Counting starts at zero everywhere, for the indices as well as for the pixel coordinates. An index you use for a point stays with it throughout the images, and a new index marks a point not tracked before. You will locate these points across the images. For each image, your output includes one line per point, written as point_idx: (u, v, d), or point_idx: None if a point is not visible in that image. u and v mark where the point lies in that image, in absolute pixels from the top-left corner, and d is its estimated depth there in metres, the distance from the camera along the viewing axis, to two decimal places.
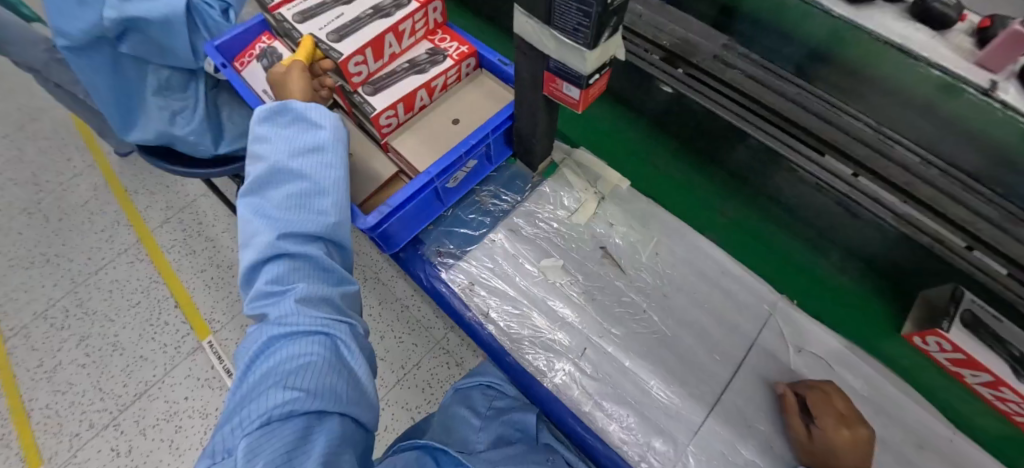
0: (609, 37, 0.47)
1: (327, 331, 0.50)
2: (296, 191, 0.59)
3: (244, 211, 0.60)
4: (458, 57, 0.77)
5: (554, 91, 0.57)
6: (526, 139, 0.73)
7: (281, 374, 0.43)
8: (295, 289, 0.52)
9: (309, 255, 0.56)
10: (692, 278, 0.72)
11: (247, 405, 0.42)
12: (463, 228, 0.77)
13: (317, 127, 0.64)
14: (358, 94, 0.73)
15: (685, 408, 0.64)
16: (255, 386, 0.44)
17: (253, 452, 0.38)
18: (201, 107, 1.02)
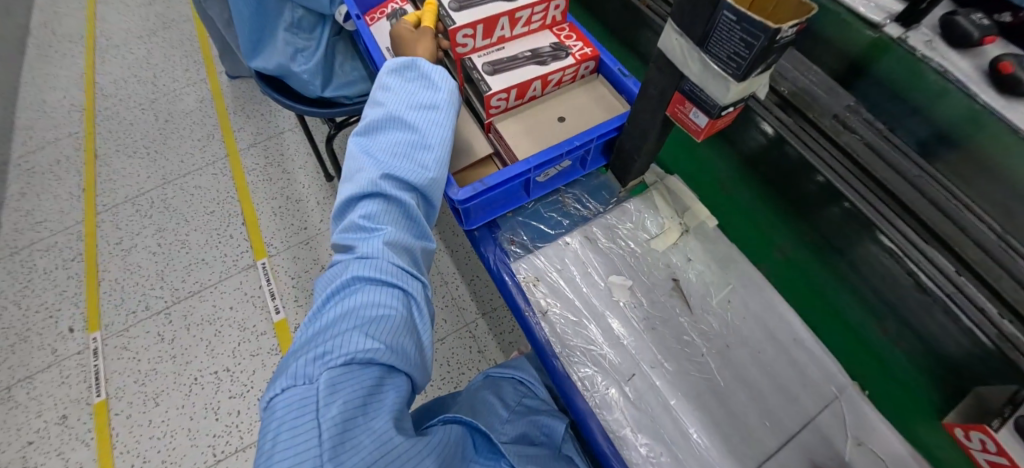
0: (759, 73, 0.45)
1: (407, 289, 0.52)
2: (404, 141, 0.62)
3: (352, 147, 0.64)
4: (580, 57, 0.77)
5: (678, 114, 0.57)
6: (627, 155, 0.73)
7: (364, 321, 0.47)
8: (385, 231, 0.54)
9: (404, 203, 0.58)
10: (759, 335, 0.70)
11: (330, 340, 0.45)
12: (540, 223, 0.78)
13: (435, 88, 0.67)
14: (476, 70, 0.75)
15: (721, 463, 0.62)
16: (336, 322, 0.47)
17: (335, 388, 0.41)
18: (320, 50, 1.09)
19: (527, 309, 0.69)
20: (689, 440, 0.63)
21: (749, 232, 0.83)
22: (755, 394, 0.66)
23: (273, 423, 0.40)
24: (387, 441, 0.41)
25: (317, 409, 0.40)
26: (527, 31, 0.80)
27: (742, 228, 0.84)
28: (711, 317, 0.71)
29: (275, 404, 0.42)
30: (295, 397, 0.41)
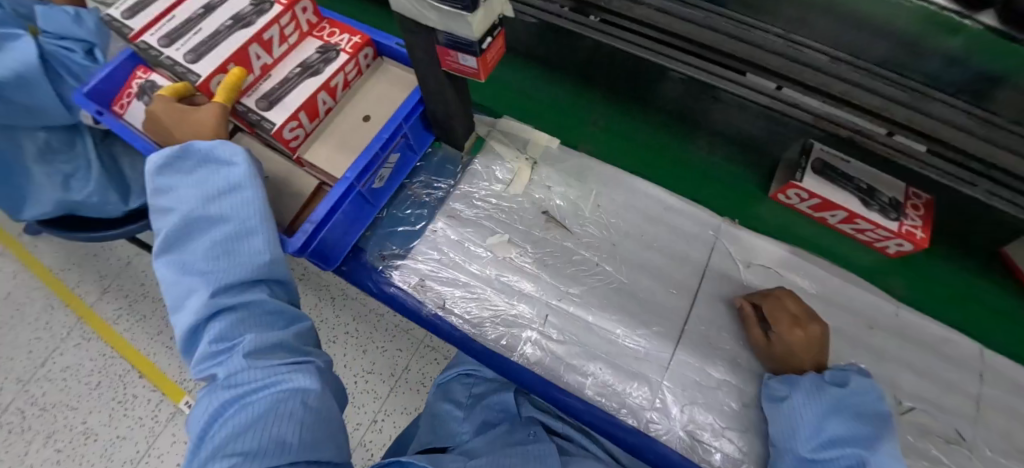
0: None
1: (278, 382, 0.47)
2: (224, 241, 0.54)
3: (164, 272, 0.55)
4: (352, 49, 0.72)
5: (452, 65, 0.55)
6: (443, 122, 0.72)
7: (226, 442, 0.42)
8: (241, 343, 0.49)
9: (250, 303, 0.52)
10: (638, 221, 0.72)
11: None
12: (403, 225, 0.76)
13: (230, 165, 0.59)
14: (253, 112, 0.68)
15: (655, 348, 0.65)
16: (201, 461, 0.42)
17: None
18: (95, 162, 0.81)
19: (427, 311, 0.69)
20: (621, 347, 0.65)
21: (571, 123, 0.82)
22: (656, 274, 0.69)
23: None
24: None
25: None
26: (289, 47, 0.73)
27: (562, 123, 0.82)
28: (593, 227, 0.72)
29: None
30: None
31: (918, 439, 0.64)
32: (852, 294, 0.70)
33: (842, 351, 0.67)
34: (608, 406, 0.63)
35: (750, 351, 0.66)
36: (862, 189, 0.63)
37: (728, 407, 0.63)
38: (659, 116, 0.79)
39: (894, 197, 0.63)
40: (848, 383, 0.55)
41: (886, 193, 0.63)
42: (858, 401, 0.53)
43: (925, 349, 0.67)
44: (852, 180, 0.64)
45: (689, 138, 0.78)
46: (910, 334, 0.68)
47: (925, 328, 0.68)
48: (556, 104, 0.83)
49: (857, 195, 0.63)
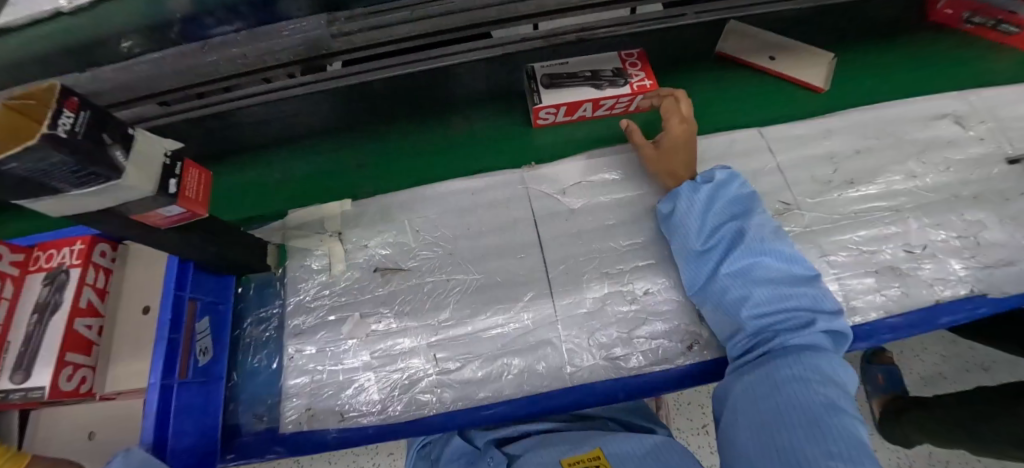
0: (131, 152, 0.42)
1: None
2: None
3: None
4: (81, 259, 0.64)
5: (166, 221, 0.52)
6: (222, 261, 0.67)
7: None
8: None
9: None
10: (456, 220, 0.73)
11: None
12: (260, 374, 0.70)
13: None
14: (11, 392, 0.58)
15: (537, 312, 0.67)
16: None
17: None
18: None
19: (333, 434, 0.64)
20: (511, 333, 0.66)
21: (342, 183, 0.79)
22: (499, 252, 0.71)
23: None
24: None
25: None
26: (10, 302, 0.63)
27: (328, 188, 0.79)
28: (424, 252, 0.72)
29: None
30: None
31: None
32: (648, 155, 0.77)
33: None
34: (533, 387, 0.63)
35: (608, 257, 0.70)
36: (588, 77, 0.73)
37: (620, 313, 0.66)
38: (410, 126, 0.82)
39: (610, 70, 0.73)
40: (716, 178, 0.64)
41: (603, 69, 0.73)
42: (725, 190, 0.63)
43: (723, 160, 0.77)
44: (575, 76, 0.73)
45: (444, 128, 0.81)
46: (705, 154, 0.77)
47: (712, 145, 0.78)
48: (315, 175, 0.80)
49: (586, 84, 0.73)
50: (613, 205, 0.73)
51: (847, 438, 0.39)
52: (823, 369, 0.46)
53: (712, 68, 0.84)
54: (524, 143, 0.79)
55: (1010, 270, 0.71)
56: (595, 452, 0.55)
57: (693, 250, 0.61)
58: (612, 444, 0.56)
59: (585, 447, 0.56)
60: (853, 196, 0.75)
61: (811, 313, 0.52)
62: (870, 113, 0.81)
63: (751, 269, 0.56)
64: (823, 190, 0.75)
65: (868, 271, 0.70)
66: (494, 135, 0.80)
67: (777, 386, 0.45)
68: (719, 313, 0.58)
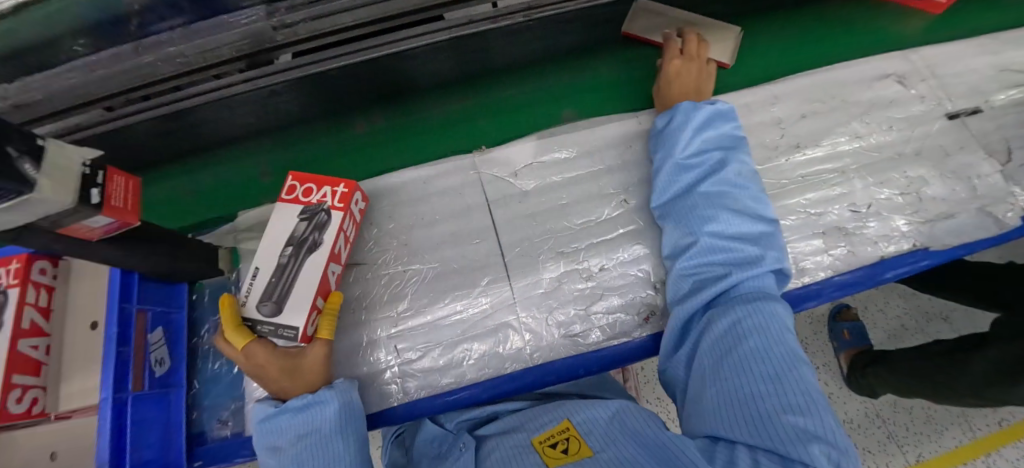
0: (42, 164, 0.41)
1: (314, 415, 0.55)
2: (300, 445, 0.53)
3: None
4: (16, 278, 0.61)
5: (96, 230, 0.50)
6: (168, 269, 0.65)
7: (279, 430, 0.55)
8: (297, 452, 0.53)
9: None
10: (410, 210, 0.73)
11: (271, 445, 0.55)
12: (223, 380, 0.70)
13: (319, 402, 0.55)
14: None
15: (494, 295, 0.67)
16: (277, 434, 0.55)
17: (272, 433, 0.55)
18: None
19: None
20: (470, 318, 0.67)
21: (247, 192, 0.83)
22: (454, 239, 0.71)
23: (264, 435, 0.55)
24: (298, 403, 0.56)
25: (265, 435, 0.56)
26: None
27: (237, 199, 0.83)
28: (379, 245, 0.71)
29: (265, 428, 0.56)
30: (266, 432, 0.56)
31: None
32: (599, 132, 0.77)
33: (622, 179, 0.73)
34: (493, 370, 0.64)
35: (562, 237, 0.70)
36: (298, 249, 0.62)
37: (577, 291, 0.67)
38: (316, 132, 0.86)
39: (301, 221, 0.63)
40: (704, 113, 0.66)
41: (311, 218, 0.63)
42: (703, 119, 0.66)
43: None
44: (285, 266, 0.61)
45: (345, 131, 0.86)
46: None
47: (660, 118, 0.78)
48: (224, 185, 0.84)
49: (310, 254, 0.62)
50: (565, 185, 0.73)
51: (799, 381, 0.43)
52: (777, 314, 0.49)
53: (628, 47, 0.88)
54: (419, 140, 0.85)
55: (948, 224, 0.74)
56: (564, 423, 0.54)
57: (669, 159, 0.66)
58: (580, 414, 0.55)
59: (555, 422, 0.55)
60: (800, 161, 0.77)
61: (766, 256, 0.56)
62: (814, 77, 0.82)
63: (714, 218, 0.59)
64: (771, 155, 0.76)
65: (815, 233, 0.72)
66: (391, 135, 0.86)
67: (736, 336, 0.48)
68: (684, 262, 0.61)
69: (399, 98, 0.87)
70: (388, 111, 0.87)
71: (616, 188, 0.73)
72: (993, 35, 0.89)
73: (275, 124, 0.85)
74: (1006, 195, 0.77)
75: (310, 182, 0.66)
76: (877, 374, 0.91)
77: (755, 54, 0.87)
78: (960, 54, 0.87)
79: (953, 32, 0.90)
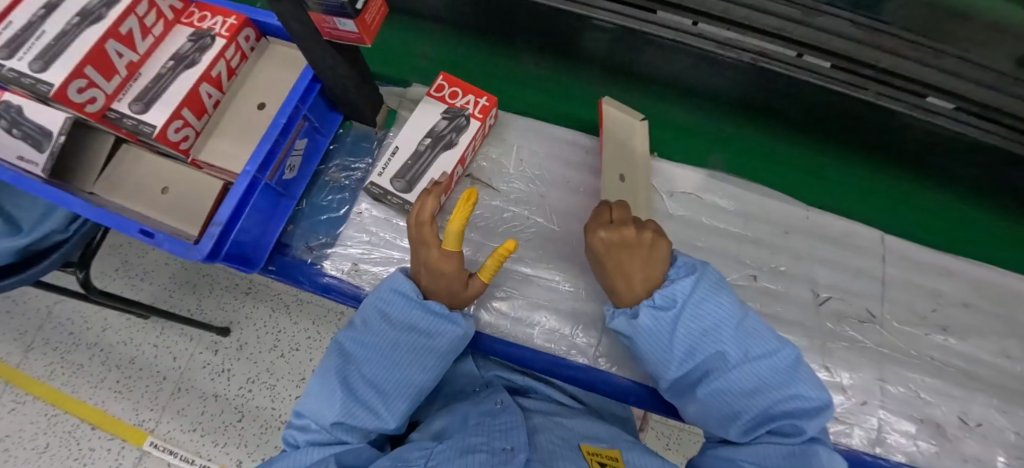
0: None
1: (436, 324, 0.55)
2: (405, 333, 0.55)
3: (324, 381, 0.52)
4: (229, 32, 0.66)
5: (333, 33, 0.53)
6: (343, 97, 0.68)
7: (404, 306, 0.56)
8: (403, 339, 0.54)
9: (398, 383, 0.53)
10: (561, 170, 0.73)
11: (388, 307, 0.57)
12: (325, 214, 0.74)
13: (449, 322, 0.55)
14: (129, 117, 0.62)
15: (593, 286, 0.67)
16: (400, 306, 0.56)
17: (397, 300, 0.57)
18: None
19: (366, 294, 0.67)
20: (562, 293, 0.67)
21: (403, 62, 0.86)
22: (585, 216, 0.71)
23: (389, 297, 0.57)
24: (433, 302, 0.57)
25: (391, 298, 0.57)
26: (157, 40, 0.66)
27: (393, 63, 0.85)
28: (517, 182, 0.72)
29: (394, 293, 0.57)
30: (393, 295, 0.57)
31: (835, 324, 0.70)
32: (765, 203, 0.74)
33: (762, 256, 0.71)
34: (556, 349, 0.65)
35: None
36: (436, 140, 0.64)
37: None
38: (490, 47, 0.85)
39: (443, 118, 0.65)
40: (692, 264, 0.52)
41: (455, 116, 0.66)
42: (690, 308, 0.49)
43: (831, 243, 0.74)
44: (421, 153, 0.64)
45: (514, 62, 0.85)
46: (818, 230, 0.74)
47: (828, 224, 0.75)
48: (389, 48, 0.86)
49: (444, 150, 0.64)
50: (708, 231, 0.71)
51: None
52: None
53: (817, 143, 0.81)
54: (567, 110, 0.82)
55: None
56: (617, 453, 0.46)
57: (657, 359, 0.50)
58: (634, 452, 0.47)
59: (606, 444, 0.48)
60: (938, 343, 0.72)
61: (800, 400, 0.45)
62: (1001, 276, 0.75)
63: (735, 370, 0.47)
64: (912, 321, 0.72)
65: (913, 416, 0.68)
66: (548, 86, 0.83)
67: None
68: (705, 421, 0.49)
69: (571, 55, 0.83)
70: (556, 62, 0.84)
71: (752, 261, 0.71)
72: None
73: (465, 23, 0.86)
74: None
75: (459, 86, 0.67)
76: None
77: (964, 222, 0.79)
78: None
79: None
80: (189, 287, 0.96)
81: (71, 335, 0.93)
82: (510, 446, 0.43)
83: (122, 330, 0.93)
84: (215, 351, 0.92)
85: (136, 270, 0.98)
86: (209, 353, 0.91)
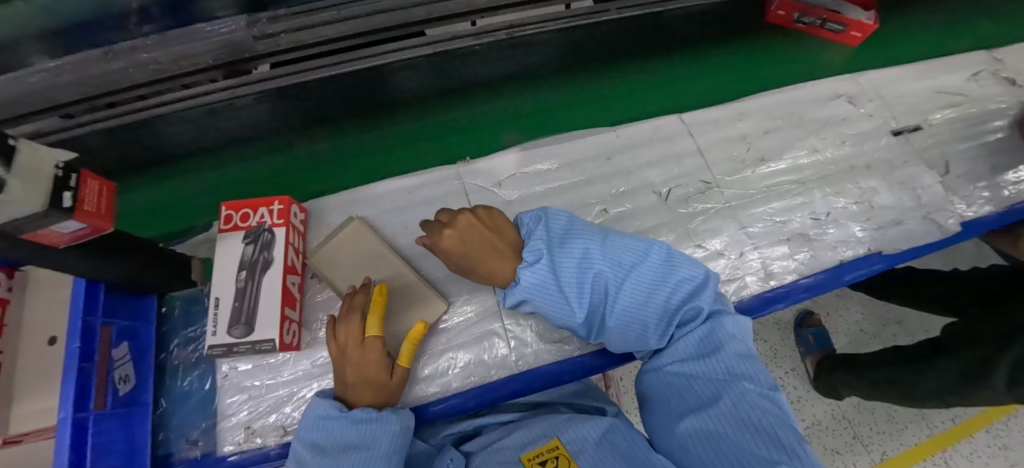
0: (10, 166, 0.38)
1: (373, 431, 0.52)
2: (344, 454, 0.49)
3: None
4: None
5: (66, 239, 0.48)
6: (137, 281, 0.62)
7: (334, 430, 0.52)
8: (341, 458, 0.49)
9: None
10: (395, 219, 0.73)
11: (318, 442, 0.52)
12: (193, 398, 0.67)
13: (383, 423, 0.52)
14: None
15: (480, 302, 0.68)
16: (330, 432, 0.52)
17: (324, 431, 0.53)
18: None
19: (273, 449, 0.62)
20: (457, 326, 0.67)
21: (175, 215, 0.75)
22: None
23: (314, 433, 0.53)
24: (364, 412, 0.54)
25: (317, 433, 0.53)
26: None
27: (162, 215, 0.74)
28: None
29: (319, 425, 0.53)
30: (319, 428, 0.53)
31: (687, 207, 0.77)
32: (580, 143, 0.79)
33: (602, 189, 0.76)
34: (480, 378, 0.64)
35: None
36: (251, 268, 0.62)
37: None
38: (253, 148, 0.75)
39: (246, 244, 0.63)
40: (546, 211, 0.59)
41: (257, 237, 0.64)
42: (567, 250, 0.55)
43: (648, 144, 0.80)
44: (243, 289, 0.61)
45: (288, 149, 0.76)
46: (632, 140, 0.80)
47: (637, 131, 0.81)
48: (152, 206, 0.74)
49: (265, 271, 0.62)
50: (548, 195, 0.75)
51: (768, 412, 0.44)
52: (734, 349, 0.50)
53: (597, 69, 0.84)
54: (368, 167, 0.78)
55: (899, 229, 0.80)
56: (553, 443, 0.53)
57: (556, 304, 0.55)
58: (569, 432, 0.55)
59: (544, 440, 0.54)
60: (766, 172, 0.81)
61: (686, 283, 0.54)
62: (774, 97, 0.88)
63: (628, 288, 0.54)
64: (739, 168, 0.81)
65: (781, 239, 0.76)
66: (339, 155, 0.78)
67: (708, 399, 0.46)
68: (625, 339, 0.56)
69: (341, 115, 0.76)
70: (331, 128, 0.77)
71: (596, 197, 0.75)
72: (929, 62, 0.98)
73: (203, 143, 0.72)
74: (945, 204, 0.85)
75: (247, 206, 0.65)
76: (842, 381, 0.97)
77: (732, 72, 0.91)
78: (901, 78, 0.95)
79: (894, 56, 0.98)
80: None
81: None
82: None
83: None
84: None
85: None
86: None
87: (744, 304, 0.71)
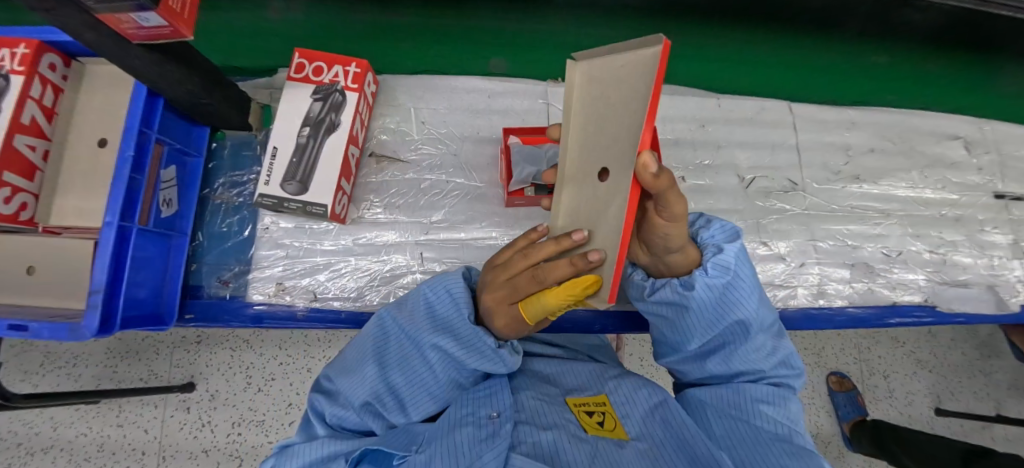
0: None
1: (463, 361, 0.44)
2: (439, 342, 0.45)
3: (378, 328, 0.48)
4: (25, 63, 0.51)
5: (141, 34, 0.43)
6: (207, 111, 0.59)
7: (437, 326, 0.45)
8: (430, 355, 0.45)
9: (425, 388, 0.46)
10: (470, 122, 0.70)
11: (421, 305, 0.46)
12: (230, 240, 0.65)
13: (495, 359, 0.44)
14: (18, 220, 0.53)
15: None
16: (430, 322, 0.45)
17: (429, 313, 0.45)
18: None
19: (303, 311, 0.62)
20: None
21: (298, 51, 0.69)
22: None
23: (425, 305, 0.46)
24: (454, 328, 0.44)
25: (422, 307, 0.46)
26: None
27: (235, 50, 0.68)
28: (426, 147, 0.68)
29: (433, 301, 0.46)
30: (422, 309, 0.46)
31: (764, 201, 0.73)
32: (676, 102, 0.76)
33: (686, 155, 0.74)
34: None
35: None
36: (320, 121, 0.59)
37: None
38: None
39: (314, 98, 0.59)
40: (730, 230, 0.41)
41: (336, 93, 0.60)
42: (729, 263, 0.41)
43: (745, 124, 0.76)
44: (304, 146, 0.58)
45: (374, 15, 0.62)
46: (733, 113, 0.76)
47: (739, 107, 0.77)
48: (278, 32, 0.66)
49: (329, 134, 0.59)
50: None
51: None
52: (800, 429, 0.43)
53: None
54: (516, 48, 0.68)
55: (958, 290, 0.74)
56: (601, 397, 0.49)
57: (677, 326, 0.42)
58: (620, 391, 0.50)
59: (590, 392, 0.50)
60: (854, 192, 0.76)
61: (780, 369, 0.45)
62: (895, 116, 0.80)
63: (758, 337, 0.43)
64: (830, 178, 0.76)
65: (845, 263, 0.73)
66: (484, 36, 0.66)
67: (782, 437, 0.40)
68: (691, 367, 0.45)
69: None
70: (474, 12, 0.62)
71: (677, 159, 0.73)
72: None
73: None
74: None
75: (322, 60, 0.60)
76: None
77: None
78: None
79: None
80: (133, 356, 0.87)
81: (20, 446, 0.82)
82: (496, 412, 0.45)
83: (77, 422, 0.84)
84: (187, 408, 0.86)
85: (64, 358, 0.87)
86: (181, 412, 0.84)
87: (837, 314, 0.71)
